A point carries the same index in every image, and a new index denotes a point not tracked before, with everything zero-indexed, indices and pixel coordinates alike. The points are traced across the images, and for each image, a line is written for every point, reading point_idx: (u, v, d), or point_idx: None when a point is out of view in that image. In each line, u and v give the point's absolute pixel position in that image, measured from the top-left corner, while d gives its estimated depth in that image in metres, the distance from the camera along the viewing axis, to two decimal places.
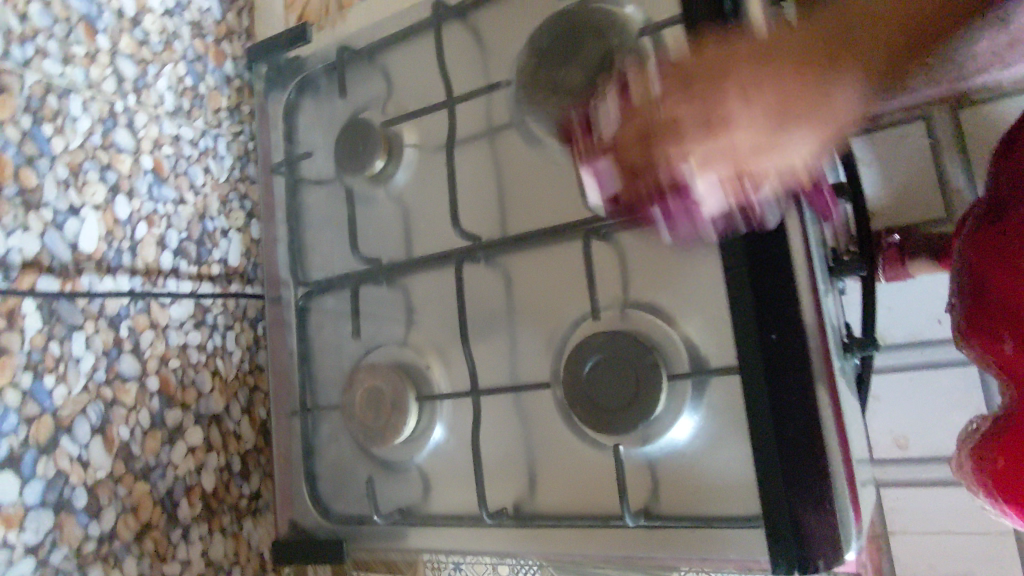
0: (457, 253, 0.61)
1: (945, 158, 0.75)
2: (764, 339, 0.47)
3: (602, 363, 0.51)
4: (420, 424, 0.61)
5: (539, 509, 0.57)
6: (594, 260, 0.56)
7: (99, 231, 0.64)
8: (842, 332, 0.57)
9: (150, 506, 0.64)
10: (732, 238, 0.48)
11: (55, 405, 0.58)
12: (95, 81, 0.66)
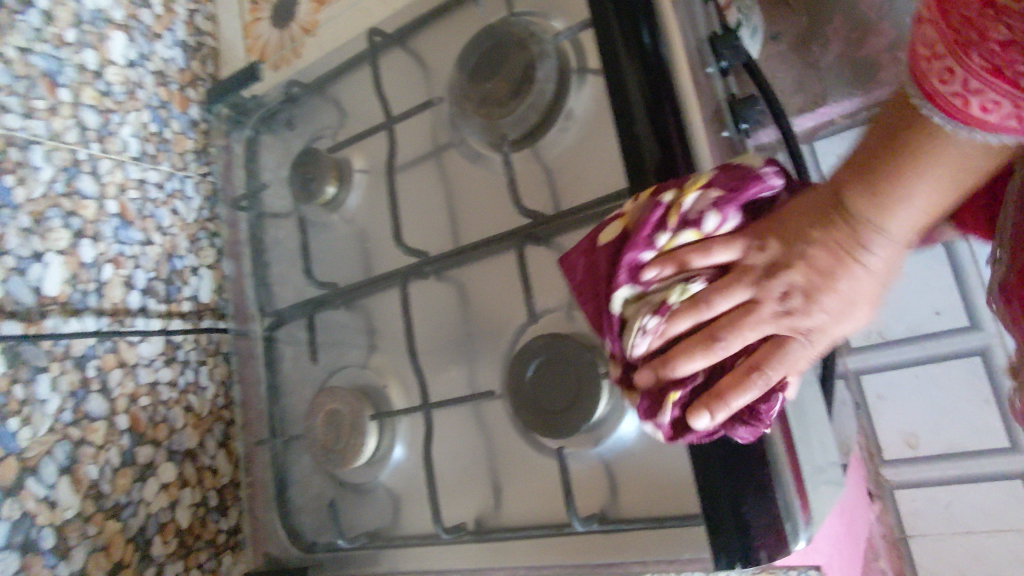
0: (404, 271, 0.62)
1: None
2: None
3: (544, 365, 0.51)
4: (381, 445, 0.61)
5: (499, 522, 0.55)
6: (534, 266, 0.56)
7: (64, 276, 0.66)
8: None
9: (122, 544, 0.64)
10: None
11: (20, 446, 0.59)
12: (57, 132, 0.68)
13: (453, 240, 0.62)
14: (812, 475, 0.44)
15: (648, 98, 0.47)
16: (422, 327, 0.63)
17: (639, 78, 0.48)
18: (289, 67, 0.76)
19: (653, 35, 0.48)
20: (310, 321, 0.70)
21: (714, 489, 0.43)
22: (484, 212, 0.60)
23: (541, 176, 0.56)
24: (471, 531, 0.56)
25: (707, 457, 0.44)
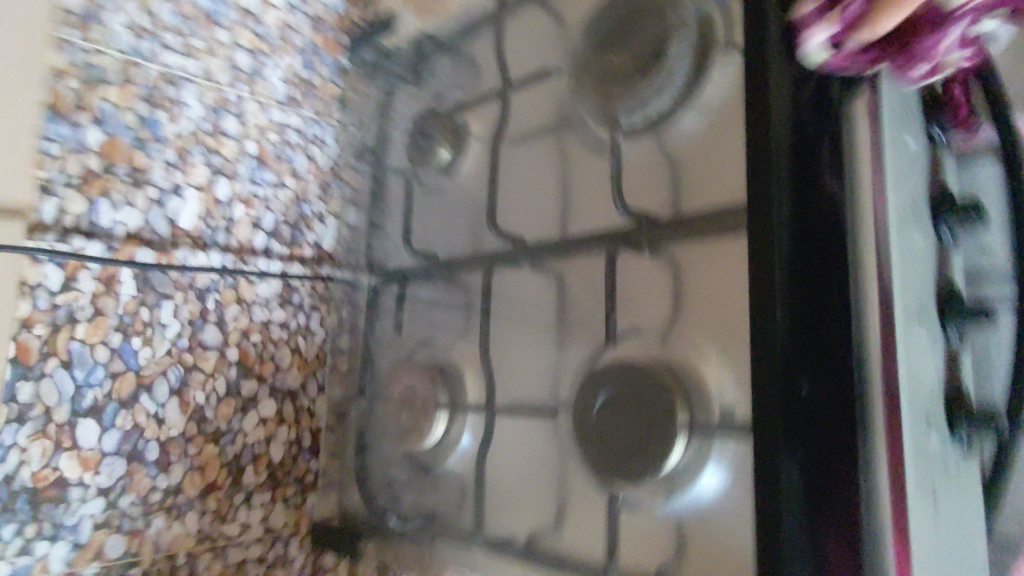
0: (492, 258, 0.58)
1: None
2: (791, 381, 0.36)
3: (615, 401, 0.44)
4: (447, 433, 0.58)
5: (551, 547, 0.51)
6: (632, 277, 0.49)
7: (199, 210, 0.69)
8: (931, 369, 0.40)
9: (218, 468, 0.69)
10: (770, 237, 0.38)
11: (139, 364, 0.65)
12: (210, 72, 0.71)
13: (563, 228, 0.55)
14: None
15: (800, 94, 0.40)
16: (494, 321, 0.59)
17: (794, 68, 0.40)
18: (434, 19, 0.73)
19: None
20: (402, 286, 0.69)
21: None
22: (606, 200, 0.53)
23: (664, 171, 0.48)
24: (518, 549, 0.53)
25: (793, 549, 0.36)
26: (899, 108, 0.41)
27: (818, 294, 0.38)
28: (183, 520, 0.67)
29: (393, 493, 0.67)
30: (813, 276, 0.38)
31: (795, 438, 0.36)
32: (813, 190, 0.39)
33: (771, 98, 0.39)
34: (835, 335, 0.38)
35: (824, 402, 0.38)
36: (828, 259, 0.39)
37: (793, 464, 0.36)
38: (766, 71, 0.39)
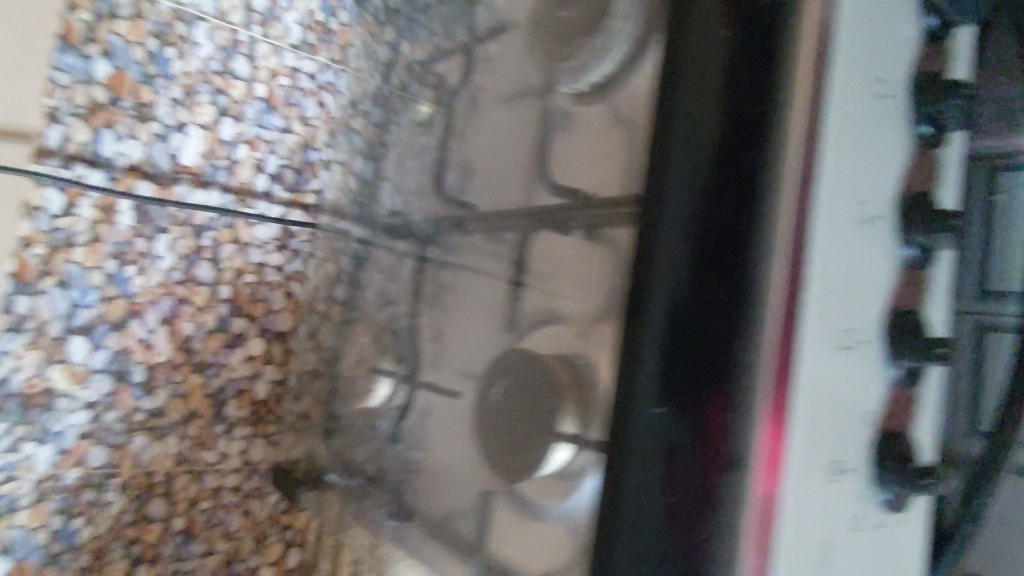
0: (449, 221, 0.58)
1: None
2: (668, 378, 0.31)
3: (511, 388, 0.45)
4: (390, 395, 0.61)
5: (457, 529, 0.51)
6: (581, 262, 0.42)
7: (201, 149, 0.71)
8: (867, 401, 0.34)
9: (201, 397, 0.73)
10: (674, 203, 0.31)
11: (132, 291, 0.68)
12: (223, 11, 0.71)
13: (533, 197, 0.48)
14: None
15: (735, 49, 0.32)
16: (441, 295, 0.58)
17: (731, 15, 0.32)
18: None
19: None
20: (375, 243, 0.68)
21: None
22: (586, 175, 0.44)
23: (625, 138, 0.41)
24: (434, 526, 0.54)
25: None
26: (868, 87, 0.34)
27: (718, 289, 0.31)
28: (163, 442, 0.71)
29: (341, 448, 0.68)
30: (714, 273, 0.31)
31: (662, 440, 0.31)
32: (736, 156, 0.32)
33: (689, 56, 0.32)
34: (729, 339, 0.31)
35: (705, 418, 0.31)
36: (737, 243, 0.31)
37: (647, 491, 0.30)
38: (689, 20, 0.32)
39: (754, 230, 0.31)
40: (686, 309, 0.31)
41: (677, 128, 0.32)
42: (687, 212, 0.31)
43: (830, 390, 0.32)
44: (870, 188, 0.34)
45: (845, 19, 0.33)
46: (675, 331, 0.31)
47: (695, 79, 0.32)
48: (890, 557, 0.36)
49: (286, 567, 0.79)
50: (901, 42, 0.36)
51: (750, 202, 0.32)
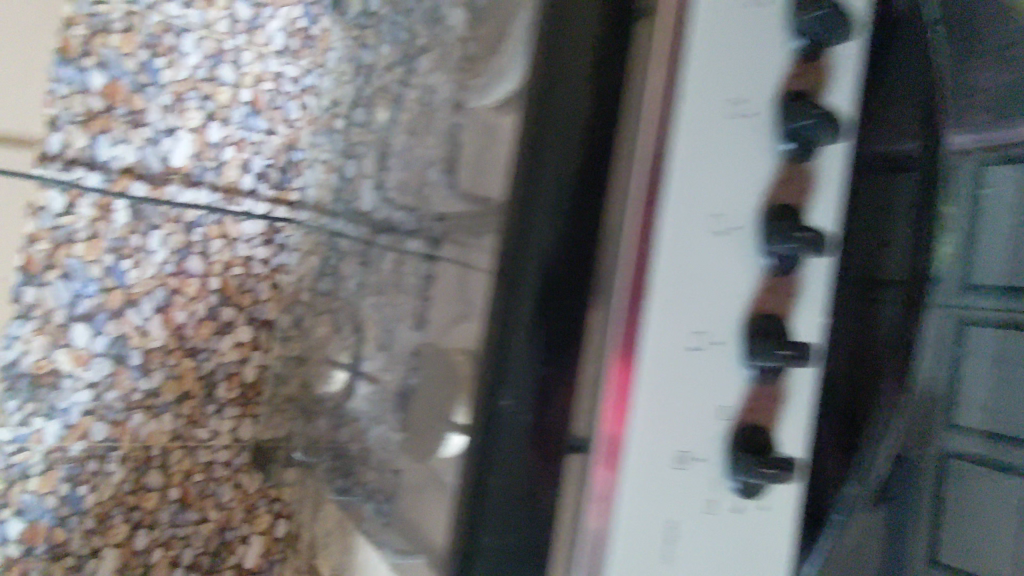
0: (398, 221, 0.62)
1: None
2: (525, 379, 0.35)
3: (427, 371, 0.50)
4: (352, 382, 0.66)
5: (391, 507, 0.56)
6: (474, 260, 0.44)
7: (190, 151, 0.77)
8: (719, 398, 0.37)
9: (193, 380, 0.80)
10: (536, 223, 0.35)
11: (128, 282, 0.75)
12: (210, 21, 0.77)
13: (459, 198, 0.50)
14: None
15: (596, 85, 0.35)
16: (386, 291, 0.62)
17: (592, 55, 0.35)
18: None
19: (632, 17, 0.36)
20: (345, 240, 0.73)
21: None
22: (484, 169, 0.45)
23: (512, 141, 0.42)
24: (378, 504, 0.59)
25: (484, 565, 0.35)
26: (723, 106, 0.36)
27: (573, 299, 0.35)
28: (158, 419, 0.78)
29: (314, 428, 0.74)
30: (570, 289, 0.35)
31: (517, 432, 0.35)
32: (594, 180, 0.36)
33: (556, 91, 0.35)
34: (579, 344, 0.35)
35: (558, 413, 0.35)
36: (590, 258, 0.35)
37: (504, 475, 0.35)
38: (558, 58, 0.35)
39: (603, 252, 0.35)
40: (543, 318, 0.35)
41: (541, 156, 0.35)
42: (548, 231, 0.35)
43: (675, 389, 0.36)
44: (725, 201, 0.37)
45: (699, 49, 0.35)
46: (536, 342, 0.35)
47: (562, 113, 0.35)
48: (747, 539, 0.40)
49: (274, 536, 0.85)
50: (768, 61, 0.38)
51: (601, 227, 0.35)
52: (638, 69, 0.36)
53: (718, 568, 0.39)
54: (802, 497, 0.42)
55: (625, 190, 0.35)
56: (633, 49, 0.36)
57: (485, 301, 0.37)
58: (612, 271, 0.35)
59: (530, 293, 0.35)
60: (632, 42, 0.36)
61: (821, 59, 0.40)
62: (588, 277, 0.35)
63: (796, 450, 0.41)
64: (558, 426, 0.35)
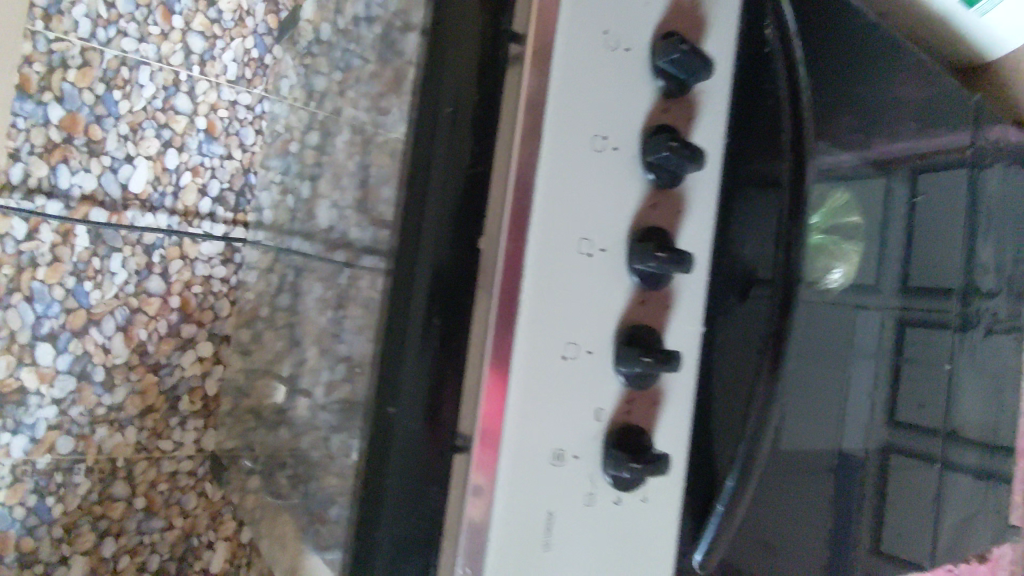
0: (339, 242, 0.67)
1: (943, 221, 0.76)
2: (415, 386, 0.40)
3: (351, 380, 0.55)
4: (302, 391, 0.71)
5: (328, 504, 0.61)
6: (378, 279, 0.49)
7: (148, 177, 0.81)
8: (593, 401, 0.42)
9: (156, 393, 0.84)
10: (422, 250, 0.40)
11: (90, 303, 0.79)
12: (164, 55, 0.82)
13: (374, 224, 0.56)
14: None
15: (474, 128, 0.40)
16: (331, 306, 0.67)
17: (471, 101, 0.40)
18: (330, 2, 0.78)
19: (501, 67, 0.41)
20: (296, 258, 0.79)
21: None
22: (386, 198, 0.50)
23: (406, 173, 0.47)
24: (320, 501, 0.64)
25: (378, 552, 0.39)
26: (588, 141, 0.41)
27: (456, 316, 0.40)
28: (123, 432, 0.82)
29: (271, 434, 0.79)
30: (452, 308, 0.40)
31: (406, 434, 0.39)
32: (473, 211, 0.40)
33: (438, 133, 0.40)
34: (459, 355, 0.40)
35: (443, 417, 0.40)
36: (467, 279, 0.40)
37: (395, 471, 0.39)
38: (439, 105, 0.40)
39: (481, 274, 0.40)
40: (430, 333, 0.40)
41: (427, 190, 0.40)
42: (433, 256, 0.40)
43: (548, 394, 0.40)
44: (591, 225, 0.41)
45: (564, 91, 0.39)
46: (423, 355, 0.40)
47: (443, 152, 0.40)
48: (629, 530, 0.44)
49: (239, 541, 0.91)
50: (630, 100, 0.42)
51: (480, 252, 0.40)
52: (504, 109, 0.40)
53: (600, 557, 0.43)
54: (681, 491, 0.47)
55: (497, 220, 0.39)
56: (499, 95, 0.40)
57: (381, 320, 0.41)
58: (487, 292, 0.39)
59: (418, 310, 0.40)
60: (498, 87, 0.41)
61: (685, 96, 0.45)
62: (467, 296, 0.40)
63: (673, 449, 0.46)
64: (443, 428, 0.40)
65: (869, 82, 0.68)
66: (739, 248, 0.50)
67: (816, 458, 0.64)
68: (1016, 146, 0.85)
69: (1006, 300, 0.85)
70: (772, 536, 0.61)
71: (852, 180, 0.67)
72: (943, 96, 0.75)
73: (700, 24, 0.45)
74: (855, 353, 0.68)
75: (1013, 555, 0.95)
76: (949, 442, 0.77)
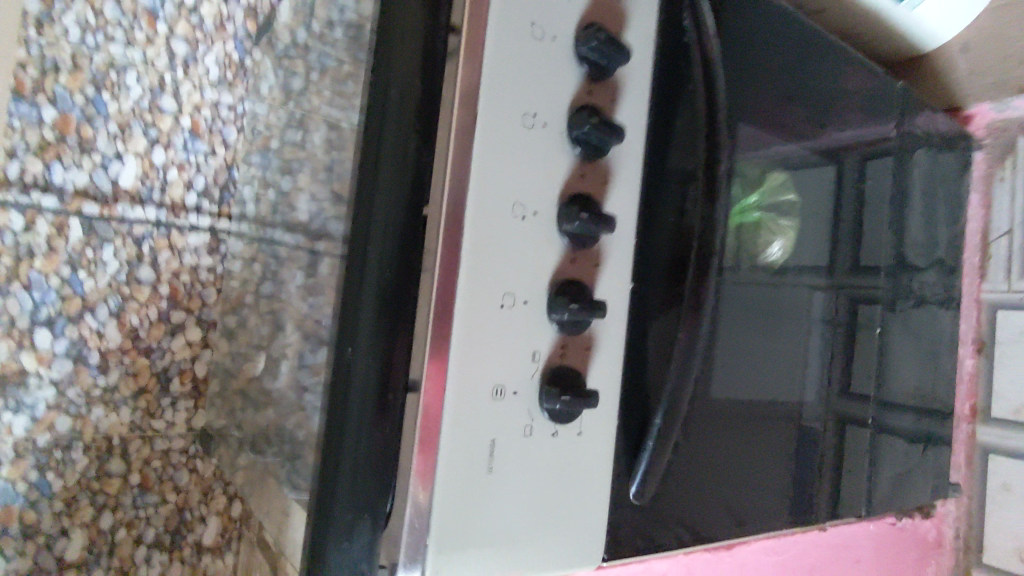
0: (311, 227, 0.73)
1: (873, 198, 0.82)
2: (375, 328, 0.45)
3: (318, 344, 0.61)
4: (280, 368, 0.77)
5: (298, 463, 0.67)
6: (340, 248, 0.55)
7: (136, 173, 0.87)
8: (530, 345, 0.48)
9: (148, 376, 0.90)
10: (379, 208, 0.45)
11: (85, 291, 0.84)
12: (150, 59, 0.88)
13: (340, 204, 0.62)
14: (464, 513, 0.45)
15: (420, 107, 0.46)
16: (305, 286, 0.73)
17: (418, 84, 0.46)
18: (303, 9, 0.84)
19: (441, 55, 0.47)
20: (274, 246, 0.84)
21: (336, 520, 0.44)
22: (348, 177, 0.57)
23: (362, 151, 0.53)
24: (292, 464, 0.69)
25: (342, 476, 0.44)
26: (518, 120, 0.47)
27: (409, 267, 0.46)
28: (117, 412, 0.87)
29: (253, 412, 0.84)
30: (405, 260, 0.46)
31: (368, 369, 0.45)
32: (422, 175, 0.46)
33: (387, 110, 0.46)
34: (412, 302, 0.46)
35: (399, 354, 0.46)
36: (418, 236, 0.46)
37: (358, 402, 0.44)
38: (390, 82, 0.46)
39: (427, 236, 0.46)
40: (387, 281, 0.46)
41: (382, 155, 0.46)
42: (389, 214, 0.46)
43: (488, 338, 0.46)
44: (524, 192, 0.47)
45: (496, 76, 0.46)
46: (380, 302, 0.45)
47: (394, 123, 0.46)
48: (565, 459, 0.50)
49: (230, 515, 0.96)
50: (556, 84, 0.49)
51: (426, 217, 0.46)
52: (445, 93, 0.46)
53: (539, 481, 0.49)
54: (613, 427, 0.53)
55: (439, 188, 0.45)
56: (441, 80, 0.47)
57: (341, 278, 0.47)
58: (433, 250, 0.45)
59: (377, 261, 0.45)
60: (440, 74, 0.47)
61: (608, 79, 0.51)
62: (418, 250, 0.46)
63: (603, 389, 0.52)
64: (398, 366, 0.46)
65: (817, 75, 0.74)
66: (664, 217, 0.56)
67: (771, 422, 0.71)
68: (943, 131, 0.91)
69: (936, 273, 0.92)
70: (731, 496, 0.66)
71: (797, 163, 0.74)
72: (887, 90, 0.83)
73: (619, 17, 0.52)
74: (798, 325, 0.74)
75: (957, 512, 1.02)
76: (882, 411, 0.83)
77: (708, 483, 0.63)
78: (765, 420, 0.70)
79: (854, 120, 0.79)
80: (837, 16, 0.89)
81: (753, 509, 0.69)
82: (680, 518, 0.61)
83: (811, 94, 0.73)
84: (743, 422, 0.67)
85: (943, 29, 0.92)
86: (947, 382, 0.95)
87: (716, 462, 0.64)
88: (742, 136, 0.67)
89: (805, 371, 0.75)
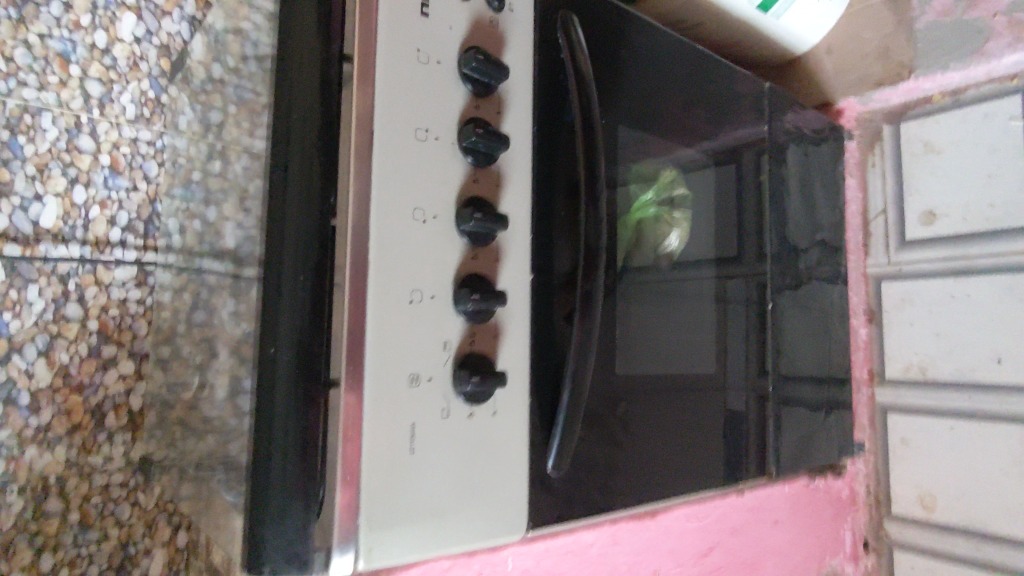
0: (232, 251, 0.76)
1: (757, 189, 0.91)
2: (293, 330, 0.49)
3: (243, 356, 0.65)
4: (212, 390, 0.79)
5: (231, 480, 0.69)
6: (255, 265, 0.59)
7: (58, 213, 0.89)
8: (440, 336, 0.53)
9: (82, 412, 0.90)
10: (291, 222, 0.50)
11: (11, 331, 0.85)
12: (64, 100, 0.89)
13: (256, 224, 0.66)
14: (389, 493, 0.49)
15: (322, 127, 0.51)
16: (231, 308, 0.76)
17: (317, 104, 0.51)
18: (213, 46, 0.87)
19: (337, 79, 0.52)
20: (198, 274, 0.86)
21: (270, 505, 0.47)
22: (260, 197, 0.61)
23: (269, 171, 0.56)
24: (226, 479, 0.71)
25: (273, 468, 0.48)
26: (411, 134, 0.53)
27: (324, 273, 0.50)
28: (52, 450, 0.87)
29: (186, 440, 0.85)
30: (319, 267, 0.50)
31: (291, 369, 0.49)
32: (329, 189, 0.51)
33: (292, 130, 0.51)
34: (326, 305, 0.50)
35: (320, 353, 0.50)
36: (328, 244, 0.51)
37: (284, 399, 0.49)
38: (291, 109, 0.51)
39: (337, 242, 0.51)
40: (304, 289, 0.50)
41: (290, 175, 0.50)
42: (299, 227, 0.50)
43: (399, 330, 0.51)
44: (421, 198, 0.53)
45: (386, 97, 0.52)
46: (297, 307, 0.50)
47: (297, 144, 0.51)
48: (483, 437, 0.55)
49: (177, 545, 0.97)
50: (443, 102, 0.55)
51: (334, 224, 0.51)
52: (344, 112, 0.51)
53: (459, 460, 0.54)
54: (526, 406, 0.59)
55: (343, 198, 0.51)
56: (340, 102, 0.52)
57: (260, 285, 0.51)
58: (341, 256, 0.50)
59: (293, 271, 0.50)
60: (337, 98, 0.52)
61: (491, 95, 0.58)
62: (330, 257, 0.51)
63: (512, 370, 0.58)
64: (319, 364, 0.50)
65: (705, 80, 0.83)
66: (557, 215, 0.62)
67: (690, 398, 0.78)
68: (814, 126, 1.02)
69: (820, 252, 1.02)
70: (651, 470, 0.72)
71: (685, 163, 0.82)
72: (767, 95, 0.93)
73: (496, 41, 0.60)
74: (696, 309, 0.81)
75: (866, 469, 1.11)
76: (781, 382, 0.91)
77: (631, 458, 0.69)
78: (676, 398, 0.76)
79: (738, 120, 0.88)
80: (712, 28, 0.98)
81: (673, 479, 0.75)
82: (608, 496, 0.66)
83: (704, 99, 0.83)
84: (656, 400, 0.73)
85: (809, 30, 1.02)
86: (842, 350, 1.05)
87: (631, 442, 0.70)
88: (631, 137, 0.73)
89: (707, 351, 0.82)
